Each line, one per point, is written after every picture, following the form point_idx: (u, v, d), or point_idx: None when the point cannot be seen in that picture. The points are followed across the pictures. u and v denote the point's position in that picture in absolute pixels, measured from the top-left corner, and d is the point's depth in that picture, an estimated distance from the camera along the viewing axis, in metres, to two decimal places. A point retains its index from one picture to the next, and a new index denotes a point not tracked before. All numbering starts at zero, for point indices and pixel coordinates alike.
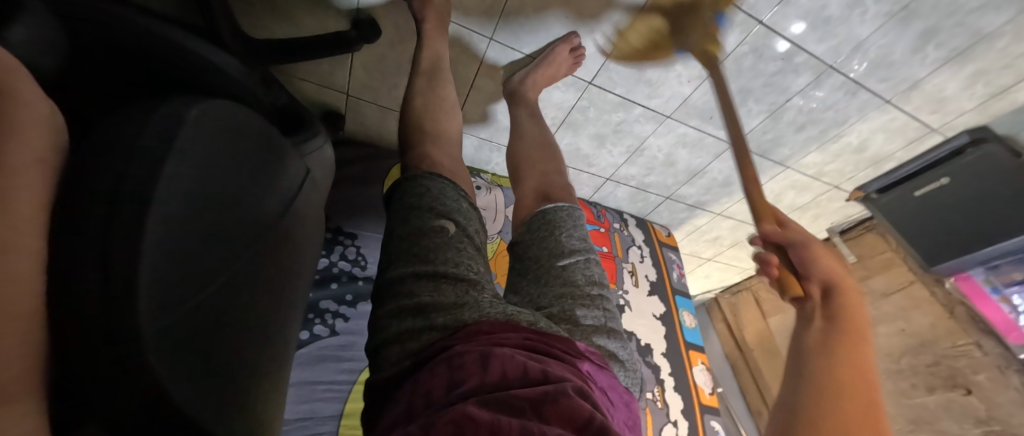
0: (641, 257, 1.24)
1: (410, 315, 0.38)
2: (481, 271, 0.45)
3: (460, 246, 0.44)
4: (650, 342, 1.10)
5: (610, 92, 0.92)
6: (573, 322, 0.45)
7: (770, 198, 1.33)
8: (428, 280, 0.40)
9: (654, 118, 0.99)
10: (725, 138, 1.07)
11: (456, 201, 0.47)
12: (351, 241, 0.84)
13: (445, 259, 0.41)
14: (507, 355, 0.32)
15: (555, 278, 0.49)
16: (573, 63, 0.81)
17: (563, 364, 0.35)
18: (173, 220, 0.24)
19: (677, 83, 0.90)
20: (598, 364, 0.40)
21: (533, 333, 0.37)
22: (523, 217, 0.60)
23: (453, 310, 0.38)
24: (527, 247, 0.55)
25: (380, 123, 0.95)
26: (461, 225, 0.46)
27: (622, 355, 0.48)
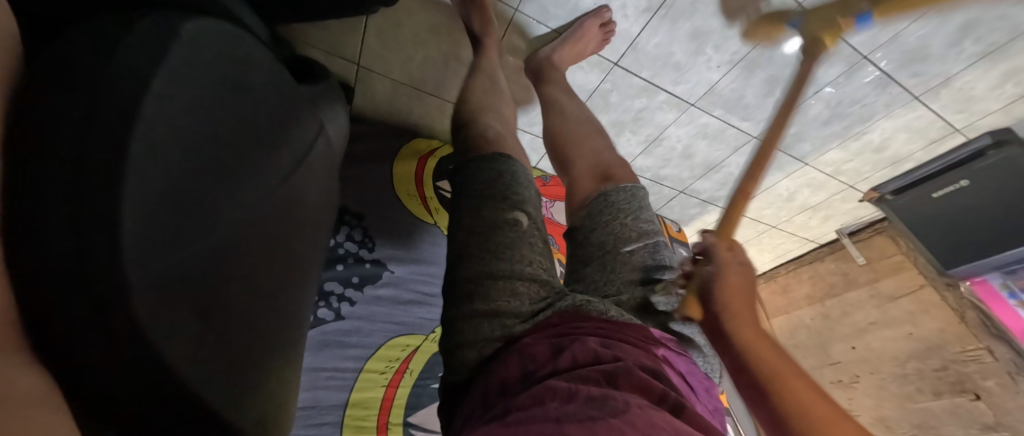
0: None
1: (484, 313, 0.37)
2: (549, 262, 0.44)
3: (533, 241, 0.43)
4: None
5: (636, 75, 0.87)
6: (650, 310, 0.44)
7: (784, 196, 1.31)
8: (502, 277, 0.39)
9: (679, 105, 0.95)
10: (747, 130, 1.03)
11: (526, 191, 0.46)
12: (357, 221, 0.78)
13: (521, 254, 0.40)
14: (579, 343, 0.32)
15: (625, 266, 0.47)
16: (602, 39, 0.77)
17: (638, 349, 0.34)
18: (160, 165, 0.19)
19: (706, 68, 0.86)
20: (675, 349, 0.38)
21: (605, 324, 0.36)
22: (582, 197, 0.56)
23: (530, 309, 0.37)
24: (592, 231, 0.52)
25: (391, 98, 0.89)
26: (533, 217, 0.45)
27: (699, 341, 0.48)
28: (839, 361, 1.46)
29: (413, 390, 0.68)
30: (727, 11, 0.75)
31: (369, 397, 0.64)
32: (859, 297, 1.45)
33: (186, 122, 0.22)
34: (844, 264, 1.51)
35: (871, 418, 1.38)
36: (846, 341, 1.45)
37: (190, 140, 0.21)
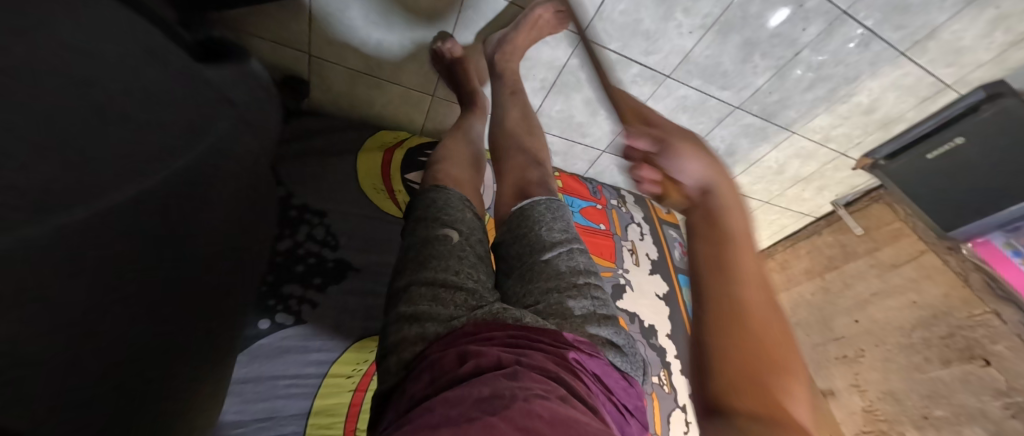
0: (640, 235, 1.16)
1: (405, 323, 0.38)
2: (482, 278, 0.44)
3: (463, 254, 0.44)
4: (653, 323, 1.03)
5: (605, 48, 0.83)
6: (562, 314, 0.42)
7: (774, 169, 1.27)
8: (427, 286, 0.40)
9: (654, 78, 0.90)
10: (728, 100, 0.99)
11: (463, 210, 0.49)
12: (319, 220, 0.74)
13: (446, 265, 0.42)
14: (482, 352, 0.32)
15: (540, 268, 0.46)
16: (556, 25, 0.74)
17: (546, 355, 0.34)
18: None
19: (678, 35, 0.82)
20: (588, 352, 0.38)
21: (518, 331, 0.36)
22: (502, 215, 0.56)
23: (451, 316, 0.38)
24: (508, 245, 0.51)
25: (350, 90, 0.85)
26: (465, 234, 0.46)
27: (618, 342, 0.44)
28: (843, 334, 1.44)
29: None
30: None
31: (334, 403, 0.60)
32: (859, 268, 1.42)
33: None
34: (843, 236, 1.48)
35: (879, 391, 1.33)
36: (850, 313, 1.42)
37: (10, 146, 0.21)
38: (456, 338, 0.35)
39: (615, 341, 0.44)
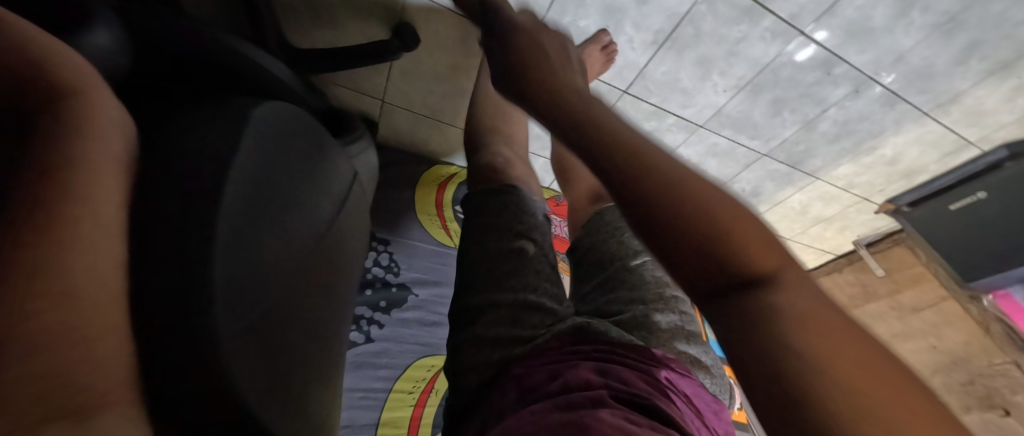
0: None
1: (483, 340, 0.41)
2: (556, 289, 0.46)
3: (540, 267, 0.46)
4: None
5: (644, 101, 0.91)
6: (639, 329, 0.43)
7: (797, 210, 1.32)
8: (507, 301, 0.42)
9: (688, 127, 0.98)
10: (757, 148, 1.06)
11: (535, 215, 0.50)
12: (384, 247, 0.83)
13: (523, 280, 0.44)
14: (574, 370, 0.34)
15: (620, 278, 0.49)
16: (605, 60, 0.77)
17: (638, 374, 0.35)
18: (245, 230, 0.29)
19: (713, 92, 0.90)
20: (679, 372, 0.38)
21: (608, 346, 0.38)
22: (583, 219, 0.61)
23: (526, 331, 0.40)
24: (590, 252, 0.55)
25: (411, 130, 0.95)
26: (539, 244, 0.48)
27: (707, 361, 0.46)
28: None
29: (439, 410, 0.71)
30: (731, 40, 0.79)
31: (398, 416, 0.67)
32: (879, 309, 1.45)
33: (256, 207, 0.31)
34: (863, 275, 1.48)
35: None
36: None
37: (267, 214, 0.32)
38: (542, 354, 0.37)
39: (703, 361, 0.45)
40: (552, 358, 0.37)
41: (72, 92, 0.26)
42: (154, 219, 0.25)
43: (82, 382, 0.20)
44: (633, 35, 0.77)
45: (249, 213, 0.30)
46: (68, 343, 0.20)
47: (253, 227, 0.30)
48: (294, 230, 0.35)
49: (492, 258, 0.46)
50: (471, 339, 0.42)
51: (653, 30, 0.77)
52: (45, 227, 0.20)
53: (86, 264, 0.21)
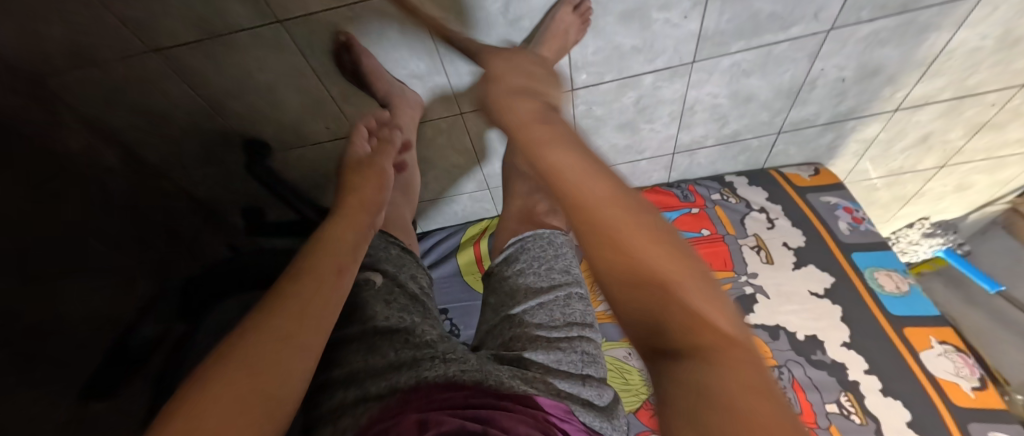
0: (767, 223, 0.97)
1: (350, 381, 0.49)
2: (416, 321, 0.58)
3: (390, 299, 0.59)
4: (816, 332, 0.83)
5: (602, 83, 0.81)
6: (533, 366, 0.54)
7: (997, 45, 0.79)
8: (365, 342, 0.53)
9: (676, 72, 0.80)
10: (809, 31, 0.74)
11: (387, 251, 0.66)
12: (444, 316, 0.99)
13: (379, 317, 0.56)
14: (443, 420, 0.40)
15: (522, 320, 0.61)
16: (581, 22, 0.69)
17: (508, 416, 0.43)
18: None
19: (674, 27, 0.72)
20: (554, 416, 0.47)
21: (478, 391, 0.46)
22: (506, 249, 0.73)
23: (385, 368, 0.50)
24: (510, 283, 0.67)
25: (438, 210, 1.14)
26: (390, 277, 0.62)
27: (599, 402, 0.55)
28: None
29: None
30: None
31: None
32: None
33: None
34: None
35: None
36: None
37: None
38: (405, 392, 0.45)
39: (585, 396, 0.54)
40: (416, 396, 0.44)
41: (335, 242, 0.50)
42: None
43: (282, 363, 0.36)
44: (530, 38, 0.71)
45: None
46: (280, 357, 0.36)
47: None
48: None
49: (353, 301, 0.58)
50: (330, 388, 0.50)
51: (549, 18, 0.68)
52: (303, 288, 0.42)
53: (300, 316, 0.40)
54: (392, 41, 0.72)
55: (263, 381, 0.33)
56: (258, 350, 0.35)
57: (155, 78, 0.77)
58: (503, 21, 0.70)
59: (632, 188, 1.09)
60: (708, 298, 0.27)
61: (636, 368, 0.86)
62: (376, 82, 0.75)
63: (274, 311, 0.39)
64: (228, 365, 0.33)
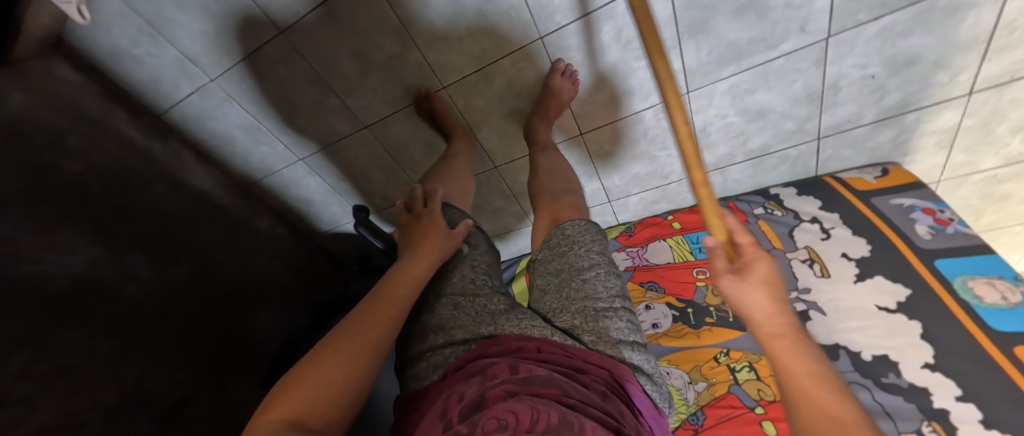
0: (822, 233, 0.90)
1: (436, 328, 0.60)
2: (488, 287, 0.67)
3: (473, 264, 0.68)
4: (885, 351, 0.73)
5: (606, 124, 0.94)
6: (586, 333, 0.58)
7: None
8: (451, 298, 0.63)
9: (674, 103, 0.88)
10: (801, 45, 0.75)
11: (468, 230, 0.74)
12: None
13: (464, 279, 0.66)
14: (531, 368, 0.48)
15: (571, 295, 0.62)
16: (570, 81, 0.85)
17: (580, 373, 0.50)
18: (56, 341, 0.62)
19: (656, 70, 0.82)
20: (616, 373, 0.52)
21: (557, 350, 0.53)
22: (546, 234, 0.74)
23: (472, 325, 0.60)
24: (553, 260, 0.68)
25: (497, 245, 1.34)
26: (472, 248, 0.71)
27: (648, 367, 0.57)
28: None
29: None
30: (610, 42, 0.78)
31: None
32: None
33: (70, 323, 0.65)
34: None
35: None
36: None
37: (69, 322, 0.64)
38: (490, 345, 0.55)
39: (636, 363, 0.56)
40: (499, 350, 0.53)
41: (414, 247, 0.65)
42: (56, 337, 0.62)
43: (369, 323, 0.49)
44: (529, 100, 0.91)
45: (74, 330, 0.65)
46: (366, 321, 0.50)
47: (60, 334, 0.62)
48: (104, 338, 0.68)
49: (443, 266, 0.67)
50: (421, 334, 0.61)
51: (541, 85, 0.87)
52: (390, 282, 0.57)
53: (388, 294, 0.55)
54: (437, 125, 0.99)
55: (359, 339, 0.47)
56: (362, 319, 0.50)
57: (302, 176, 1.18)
58: (511, 94, 0.91)
59: (669, 211, 1.16)
60: (807, 375, 0.34)
61: (675, 387, 0.85)
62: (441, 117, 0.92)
63: (379, 293, 0.55)
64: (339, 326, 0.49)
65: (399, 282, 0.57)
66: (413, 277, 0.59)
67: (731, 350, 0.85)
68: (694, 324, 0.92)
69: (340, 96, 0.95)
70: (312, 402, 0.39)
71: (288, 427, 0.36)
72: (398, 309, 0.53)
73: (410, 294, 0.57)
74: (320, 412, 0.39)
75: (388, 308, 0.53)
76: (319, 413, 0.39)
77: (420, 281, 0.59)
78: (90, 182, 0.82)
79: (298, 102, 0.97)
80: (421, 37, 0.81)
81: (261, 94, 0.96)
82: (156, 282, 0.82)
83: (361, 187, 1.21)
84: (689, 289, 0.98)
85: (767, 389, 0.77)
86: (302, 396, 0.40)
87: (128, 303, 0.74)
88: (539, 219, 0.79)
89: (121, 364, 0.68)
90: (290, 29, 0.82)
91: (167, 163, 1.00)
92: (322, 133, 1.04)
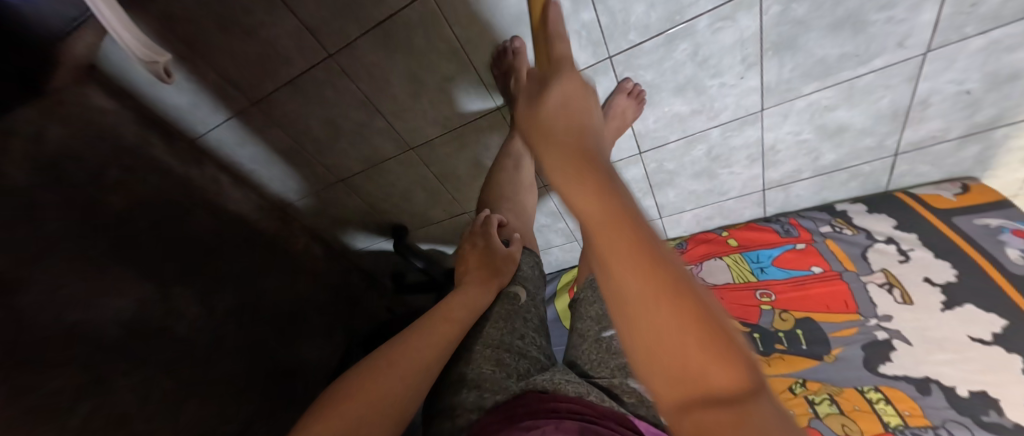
0: (900, 256, 0.87)
1: (465, 381, 0.55)
2: (532, 339, 0.63)
3: (526, 311, 0.65)
4: (983, 386, 0.69)
5: (668, 142, 0.90)
6: (626, 393, 0.53)
7: None
8: (492, 352, 0.58)
9: (745, 121, 0.83)
10: (896, 60, 0.69)
11: (529, 271, 0.72)
12: None
13: (510, 326, 0.62)
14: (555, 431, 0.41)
15: (609, 346, 0.59)
16: (637, 102, 0.80)
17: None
18: (120, 386, 0.56)
19: (731, 88, 0.77)
20: None
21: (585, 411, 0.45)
22: (589, 276, 0.72)
23: (506, 383, 0.53)
24: (594, 307, 0.65)
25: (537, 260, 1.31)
26: (529, 290, 0.68)
27: None
28: None
29: None
30: (685, 59, 0.73)
31: None
32: None
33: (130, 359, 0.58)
34: None
35: None
36: None
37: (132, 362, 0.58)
38: (513, 407, 0.48)
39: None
40: (522, 411, 0.46)
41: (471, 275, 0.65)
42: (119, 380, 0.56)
43: (418, 346, 0.49)
44: None
45: (135, 366, 0.58)
46: (417, 344, 0.49)
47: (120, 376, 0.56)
48: (159, 371, 0.61)
49: (492, 309, 0.64)
50: (452, 387, 0.56)
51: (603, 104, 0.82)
52: (444, 308, 0.57)
53: (443, 318, 0.55)
54: (486, 146, 0.94)
55: (405, 364, 0.46)
56: (411, 340, 0.49)
57: (343, 195, 1.15)
58: None
59: (724, 226, 1.11)
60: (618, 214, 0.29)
61: None
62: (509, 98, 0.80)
63: (432, 317, 0.55)
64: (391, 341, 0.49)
65: (456, 308, 0.58)
66: (467, 308, 0.59)
67: (807, 380, 0.81)
68: (763, 351, 0.88)
69: (387, 119, 0.90)
70: (353, 423, 0.38)
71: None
72: (450, 339, 0.53)
73: (462, 322, 0.57)
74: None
75: (442, 334, 0.52)
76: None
77: (472, 312, 0.59)
78: (135, 215, 0.69)
79: (342, 124, 0.93)
80: (482, 59, 0.77)
81: (305, 117, 0.92)
82: (206, 316, 0.71)
83: (401, 205, 1.17)
84: (754, 312, 0.93)
85: (853, 425, 0.72)
86: (353, 419, 0.38)
87: (191, 331, 0.68)
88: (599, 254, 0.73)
89: (179, 405, 0.61)
90: (340, 52, 0.78)
91: (208, 189, 0.91)
92: (366, 154, 1.00)
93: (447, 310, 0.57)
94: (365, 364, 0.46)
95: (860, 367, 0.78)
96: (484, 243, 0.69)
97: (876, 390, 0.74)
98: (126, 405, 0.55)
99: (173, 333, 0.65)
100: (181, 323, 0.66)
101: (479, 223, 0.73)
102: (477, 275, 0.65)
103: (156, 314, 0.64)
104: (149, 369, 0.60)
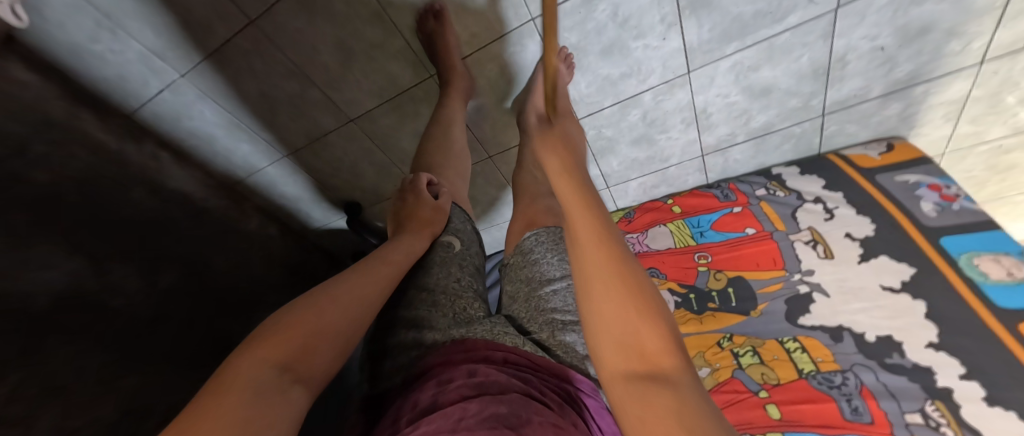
0: (824, 214, 0.91)
1: (411, 325, 0.56)
2: (469, 289, 0.65)
3: (462, 263, 0.65)
4: (891, 331, 0.72)
5: (602, 108, 0.91)
6: (558, 344, 0.55)
7: None
8: (431, 297, 0.59)
9: (674, 84, 0.84)
10: (812, 15, 0.70)
11: (463, 226, 0.72)
12: None
13: (448, 277, 0.63)
14: (492, 374, 0.46)
15: (539, 303, 0.60)
16: (566, 66, 0.81)
17: (537, 380, 0.47)
18: (53, 343, 0.53)
19: (655, 49, 0.77)
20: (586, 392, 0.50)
21: (518, 357, 0.50)
22: (517, 241, 0.72)
23: (450, 328, 0.56)
24: (524, 269, 0.66)
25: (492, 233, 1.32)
26: (464, 243, 0.68)
27: None
28: None
29: None
30: (609, 19, 0.73)
31: None
32: None
33: (58, 318, 0.56)
34: None
35: None
36: None
37: (61, 322, 0.56)
38: (455, 351, 0.50)
39: (600, 378, 0.53)
40: (464, 357, 0.49)
41: (406, 223, 0.63)
42: (48, 338, 0.53)
43: (359, 282, 0.47)
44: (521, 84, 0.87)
45: (61, 326, 0.55)
46: (359, 279, 0.48)
47: (49, 334, 0.54)
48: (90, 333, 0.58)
49: (427, 258, 0.64)
50: (394, 329, 0.57)
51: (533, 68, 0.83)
52: (383, 249, 0.56)
53: (383, 259, 0.54)
54: (425, 116, 0.94)
55: (352, 297, 0.45)
56: (350, 276, 0.48)
57: (292, 172, 1.15)
58: (505, 81, 0.87)
59: (669, 194, 1.14)
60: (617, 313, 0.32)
61: None
62: (435, 63, 0.80)
63: (370, 258, 0.53)
64: (337, 276, 0.47)
65: (393, 250, 0.56)
66: (403, 254, 0.57)
67: (734, 334, 0.83)
68: (697, 310, 0.90)
69: (322, 89, 0.90)
70: (300, 348, 0.37)
71: (278, 371, 0.34)
72: (389, 281, 0.51)
73: (401, 263, 0.56)
74: (313, 362, 0.38)
75: (381, 276, 0.51)
76: (304, 361, 0.37)
77: (410, 259, 0.57)
78: (66, 189, 0.67)
79: (278, 96, 0.93)
80: (406, 24, 0.77)
81: (241, 88, 0.92)
82: (149, 292, 0.71)
83: (352, 182, 1.17)
84: (691, 273, 0.96)
85: (771, 373, 0.75)
86: (295, 344, 0.37)
87: (121, 296, 0.66)
88: (515, 221, 0.76)
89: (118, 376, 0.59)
90: (261, 17, 0.77)
91: (147, 165, 0.87)
92: (308, 127, 1.00)
93: (385, 251, 0.55)
94: (303, 297, 0.42)
95: (782, 319, 0.81)
96: (414, 198, 0.65)
97: (794, 341, 0.78)
98: (61, 364, 0.53)
99: (101, 298, 0.63)
100: (110, 288, 0.65)
101: (409, 180, 0.68)
102: (416, 225, 0.62)
103: (87, 279, 0.62)
104: (80, 330, 0.58)
